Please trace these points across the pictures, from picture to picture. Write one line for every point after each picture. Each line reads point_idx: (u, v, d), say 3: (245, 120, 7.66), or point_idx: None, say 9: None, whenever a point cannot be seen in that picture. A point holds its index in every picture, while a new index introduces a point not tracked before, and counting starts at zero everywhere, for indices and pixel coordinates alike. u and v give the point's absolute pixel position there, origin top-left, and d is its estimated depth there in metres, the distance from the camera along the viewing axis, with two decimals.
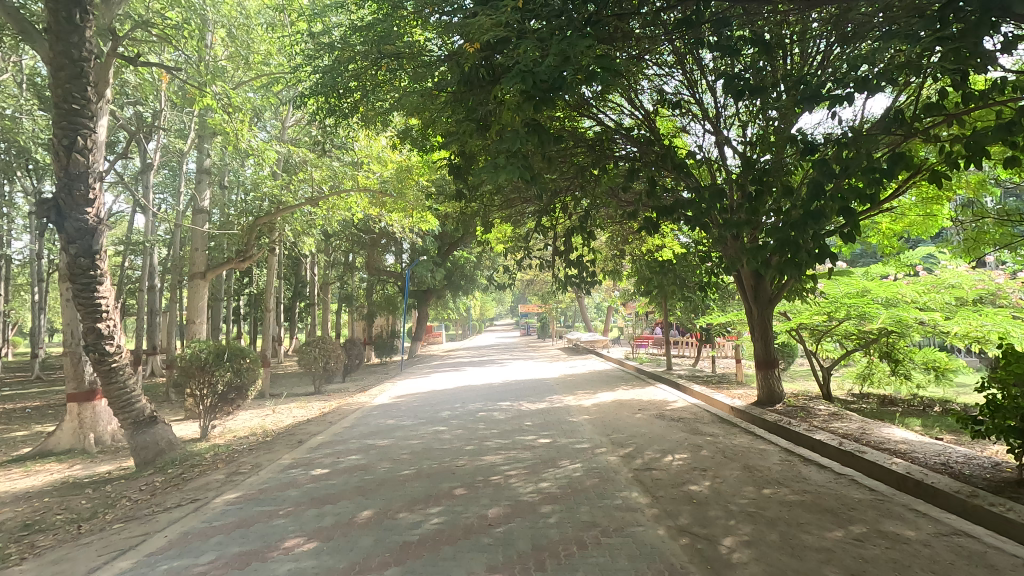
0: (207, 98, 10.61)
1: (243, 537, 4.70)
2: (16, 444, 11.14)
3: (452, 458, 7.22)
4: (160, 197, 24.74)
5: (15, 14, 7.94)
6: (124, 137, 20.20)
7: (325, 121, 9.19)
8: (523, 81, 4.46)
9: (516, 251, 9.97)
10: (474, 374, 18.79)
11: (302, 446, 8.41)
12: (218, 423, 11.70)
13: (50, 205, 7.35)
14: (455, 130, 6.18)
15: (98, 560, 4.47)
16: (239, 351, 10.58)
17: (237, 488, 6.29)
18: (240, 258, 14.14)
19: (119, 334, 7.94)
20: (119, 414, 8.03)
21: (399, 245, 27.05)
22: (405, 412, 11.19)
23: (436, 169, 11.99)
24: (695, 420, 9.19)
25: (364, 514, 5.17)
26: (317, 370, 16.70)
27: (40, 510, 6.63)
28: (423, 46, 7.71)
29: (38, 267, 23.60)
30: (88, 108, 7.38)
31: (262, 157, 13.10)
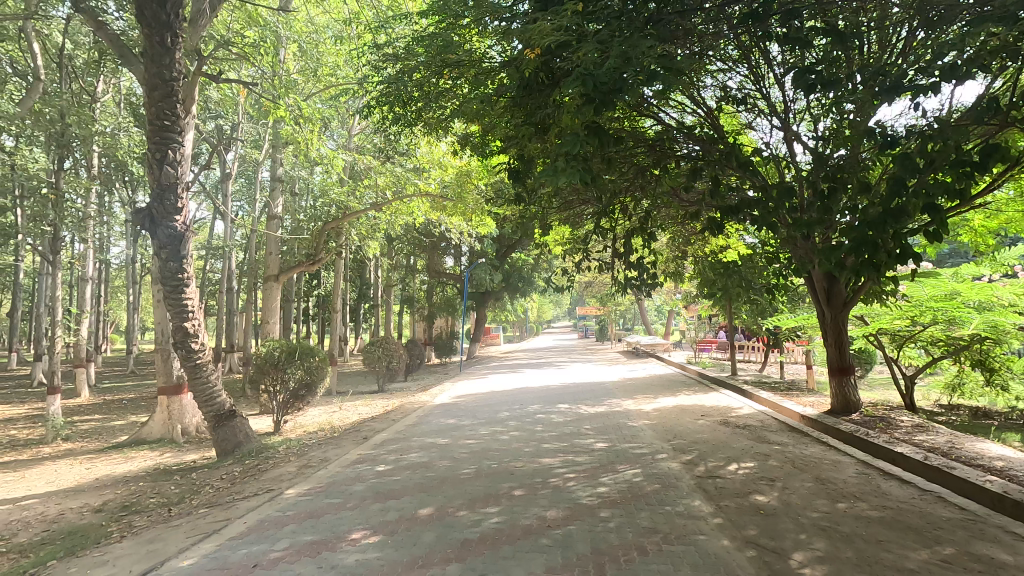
0: (281, 110, 11.21)
1: (314, 528, 4.95)
2: (114, 433, 12.21)
3: (510, 459, 7.29)
4: (238, 204, 26.41)
5: (115, 40, 8.69)
6: (207, 150, 21.71)
7: (389, 128, 9.50)
8: (583, 84, 4.46)
9: (575, 253, 9.89)
10: (531, 375, 18.82)
11: (367, 443, 8.74)
12: (290, 417, 12.35)
13: (145, 214, 8.04)
14: (514, 133, 6.23)
15: (186, 541, 4.84)
16: (309, 350, 11.09)
17: (308, 480, 6.63)
18: (310, 262, 14.86)
19: (203, 334, 8.52)
20: (203, 407, 8.64)
21: (458, 247, 27.55)
22: (464, 411, 11.39)
23: (495, 173, 12.15)
24: (762, 428, 8.83)
25: (426, 510, 5.32)
26: (381, 370, 17.28)
27: (136, 493, 7.25)
28: (483, 52, 7.83)
29: (133, 271, 25.74)
30: (177, 124, 8.00)
31: (330, 165, 13.73)
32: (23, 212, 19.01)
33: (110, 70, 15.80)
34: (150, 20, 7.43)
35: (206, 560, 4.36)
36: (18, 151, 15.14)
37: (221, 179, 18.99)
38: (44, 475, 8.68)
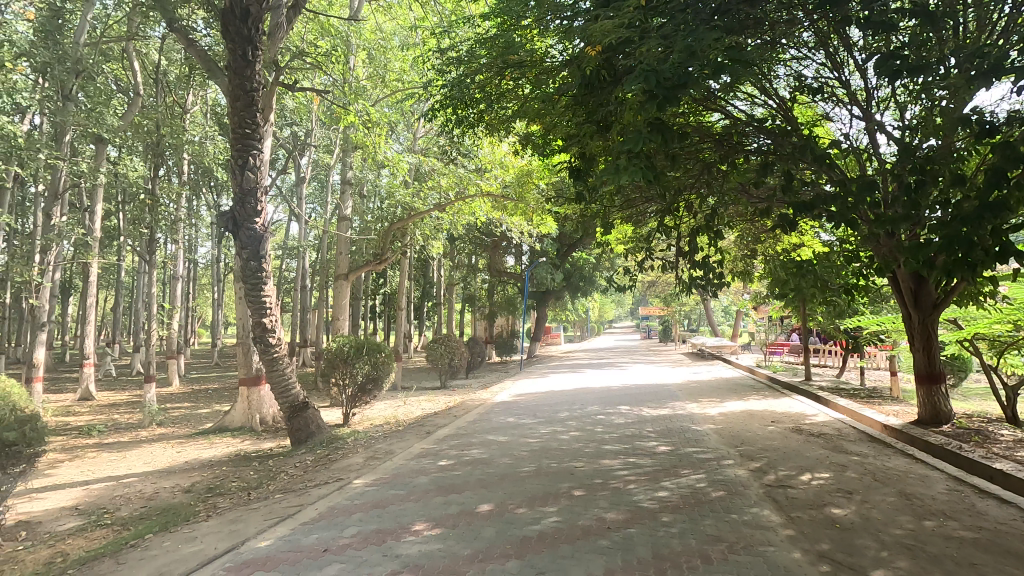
0: (350, 115, 11.68)
1: (379, 517, 5.15)
2: (201, 420, 13.18)
3: (570, 459, 7.27)
4: (311, 206, 27.76)
5: (203, 55, 9.35)
6: (283, 156, 22.95)
7: (452, 129, 9.69)
8: (647, 81, 4.40)
9: (637, 252, 9.70)
10: (592, 376, 18.65)
11: (429, 437, 8.97)
12: (358, 411, 12.87)
13: (228, 216, 8.62)
14: (576, 132, 6.19)
15: (264, 524, 5.16)
16: (376, 347, 11.49)
17: (375, 471, 6.90)
18: (377, 261, 15.41)
19: (280, 329, 9.01)
20: (279, 398, 9.15)
21: (519, 247, 27.64)
22: (524, 410, 11.45)
23: (557, 173, 12.11)
24: (839, 437, 8.32)
25: (486, 506, 5.40)
26: (444, 366, 17.67)
27: (220, 477, 7.81)
28: (544, 51, 7.83)
29: (218, 270, 27.63)
30: (257, 132, 8.51)
31: (396, 167, 14.14)
32: (125, 216, 20.88)
33: (199, 84, 17.06)
34: (234, 35, 7.96)
35: (281, 543, 4.64)
36: (121, 161, 16.65)
37: (296, 183, 20.04)
38: (142, 457, 9.51)
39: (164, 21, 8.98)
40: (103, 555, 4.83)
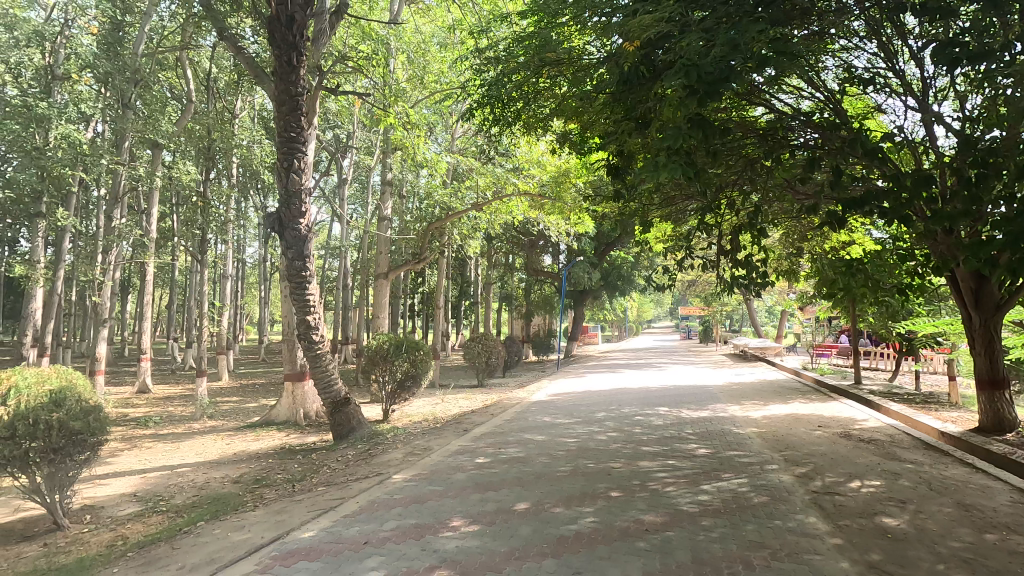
0: (391, 117, 11.91)
1: (418, 512, 5.23)
2: (249, 413, 13.69)
3: (607, 459, 7.21)
4: (353, 207, 28.42)
5: (252, 62, 9.70)
6: (326, 158, 23.57)
7: (489, 129, 9.75)
8: (687, 76, 4.33)
9: (677, 250, 9.52)
10: (631, 376, 18.43)
11: (467, 435, 9.06)
12: (397, 407, 13.12)
13: (275, 218, 8.90)
14: (614, 130, 6.13)
15: (308, 515, 5.31)
16: (415, 344, 11.67)
17: (414, 467, 7.02)
18: (416, 260, 15.65)
19: (323, 326, 9.26)
20: (322, 394, 9.40)
21: (556, 246, 27.53)
22: (561, 409, 11.42)
23: (594, 171, 12.01)
24: (891, 443, 7.96)
25: (522, 504, 5.41)
26: (481, 365, 17.80)
27: (266, 469, 8.10)
28: (582, 48, 7.79)
29: (265, 269, 28.60)
30: (302, 135, 8.78)
31: (435, 167, 14.31)
32: (179, 218, 21.89)
33: (247, 89, 17.72)
34: (280, 42, 8.24)
35: (323, 534, 4.78)
36: (175, 165, 17.45)
37: (338, 184, 20.56)
38: (194, 448, 9.97)
39: (215, 30, 9.37)
40: (158, 540, 5.08)
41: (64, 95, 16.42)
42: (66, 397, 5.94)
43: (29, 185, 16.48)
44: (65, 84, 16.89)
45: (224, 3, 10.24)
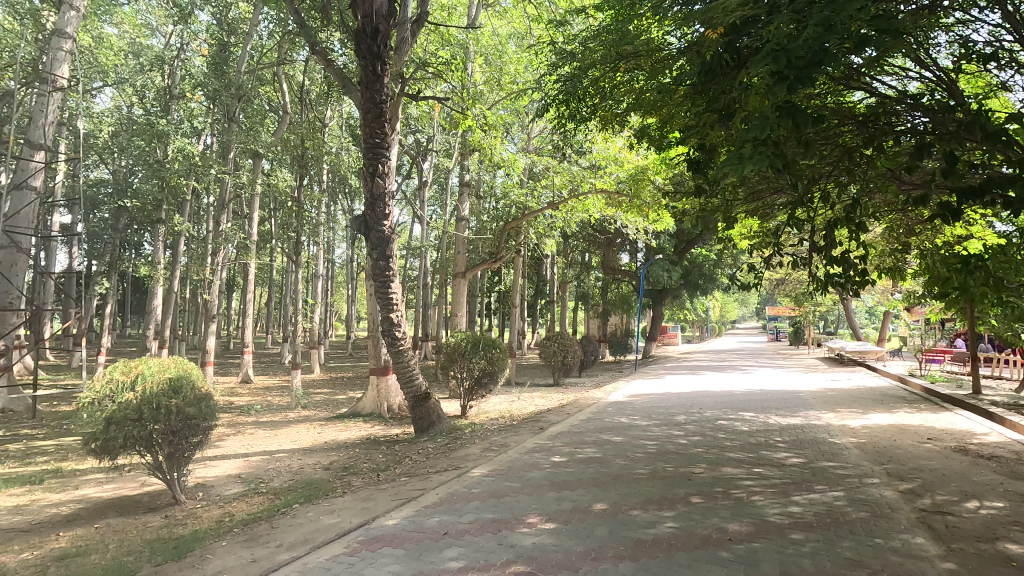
0: (468, 120, 12.18)
1: (495, 507, 5.33)
2: (338, 405, 14.53)
3: (688, 464, 6.98)
4: (432, 208, 29.36)
5: (340, 73, 10.25)
6: (407, 162, 24.50)
7: (565, 127, 9.72)
8: (774, 61, 4.11)
9: (764, 247, 9.03)
10: (714, 379, 17.68)
11: (543, 433, 9.11)
12: (475, 403, 13.42)
13: (361, 220, 9.38)
14: (694, 123, 5.90)
15: (391, 504, 5.56)
16: (492, 342, 11.86)
17: (491, 462, 7.15)
18: (493, 260, 15.87)
19: (405, 324, 9.62)
20: (404, 389, 9.80)
21: (634, 244, 26.98)
22: (640, 411, 11.18)
23: (673, 166, 11.64)
24: (1017, 462, 7.09)
25: (599, 505, 5.36)
26: (557, 364, 17.78)
27: (353, 458, 8.57)
28: (662, 40, 7.58)
29: (352, 269, 30.18)
30: (385, 141, 9.16)
31: (511, 167, 14.47)
32: (276, 221, 23.61)
33: (336, 99, 18.80)
34: (365, 52, 8.62)
35: (406, 522, 4.99)
36: (273, 173, 18.83)
37: (418, 187, 21.30)
38: (290, 435, 10.73)
39: (308, 45, 9.99)
40: (260, 519, 5.52)
41: (180, 112, 18.20)
42: (183, 384, 6.62)
43: (152, 194, 18.41)
44: (181, 102, 18.72)
45: (315, 19, 10.91)
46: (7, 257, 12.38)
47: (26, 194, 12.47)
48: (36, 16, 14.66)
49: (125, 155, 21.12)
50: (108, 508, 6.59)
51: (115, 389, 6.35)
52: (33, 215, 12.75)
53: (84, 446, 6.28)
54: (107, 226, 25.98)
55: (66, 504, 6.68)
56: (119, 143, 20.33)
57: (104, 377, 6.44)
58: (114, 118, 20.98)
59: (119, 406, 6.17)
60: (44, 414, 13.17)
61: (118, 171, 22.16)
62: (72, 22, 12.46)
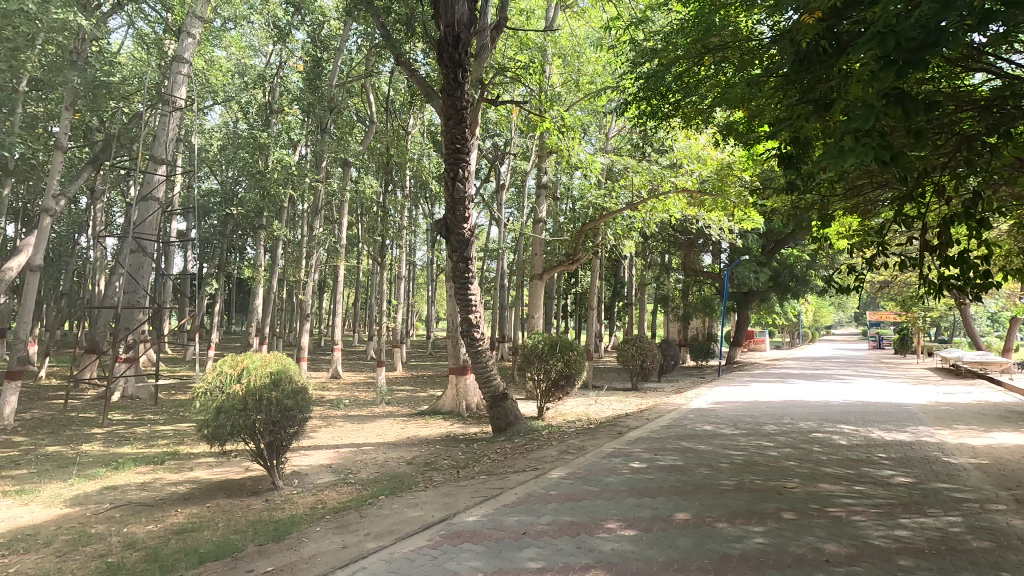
0: (546, 122, 12.18)
1: (573, 510, 5.30)
2: (419, 402, 15.04)
3: (778, 477, 6.58)
4: (510, 211, 29.71)
5: (423, 83, 10.61)
6: (486, 165, 24.91)
7: (646, 124, 9.49)
8: (881, 45, 3.81)
9: (865, 247, 8.35)
10: (806, 388, 16.55)
11: (622, 438, 8.94)
12: (551, 405, 13.41)
13: (442, 223, 9.66)
14: (786, 116, 5.57)
15: (471, 500, 5.69)
16: (569, 344, 11.81)
17: (569, 465, 7.12)
18: (570, 261, 15.75)
19: (484, 325, 9.78)
20: (483, 388, 9.97)
21: (717, 245, 25.92)
22: (725, 420, 10.69)
23: (762, 162, 11.04)
24: None
25: (682, 515, 5.18)
26: (635, 368, 17.37)
27: (434, 454, 8.84)
28: (751, 30, 7.22)
29: (432, 271, 31.12)
30: (466, 146, 9.36)
31: (589, 168, 14.33)
32: (363, 226, 24.83)
33: (418, 107, 19.46)
34: (447, 61, 8.86)
35: (485, 519, 5.08)
36: (360, 179, 19.83)
37: (496, 190, 21.56)
38: (375, 430, 11.24)
39: (393, 56, 10.43)
40: (349, 508, 5.84)
41: (278, 125, 19.61)
42: (282, 378, 7.14)
43: (254, 202, 19.96)
44: (280, 117, 20.18)
45: (400, 31, 11.36)
46: (136, 261, 13.90)
47: (151, 203, 13.91)
48: (160, 44, 16.36)
49: (232, 167, 23.06)
50: (218, 489, 7.23)
51: (225, 381, 6.95)
52: (156, 223, 14.21)
53: (198, 432, 6.92)
54: (216, 232, 28.50)
55: (183, 484, 7.40)
56: (227, 156, 22.22)
57: (215, 370, 7.05)
58: (223, 133, 22.99)
59: (228, 396, 6.78)
60: (164, 401, 14.65)
61: (225, 181, 24.22)
62: (189, 47, 13.74)
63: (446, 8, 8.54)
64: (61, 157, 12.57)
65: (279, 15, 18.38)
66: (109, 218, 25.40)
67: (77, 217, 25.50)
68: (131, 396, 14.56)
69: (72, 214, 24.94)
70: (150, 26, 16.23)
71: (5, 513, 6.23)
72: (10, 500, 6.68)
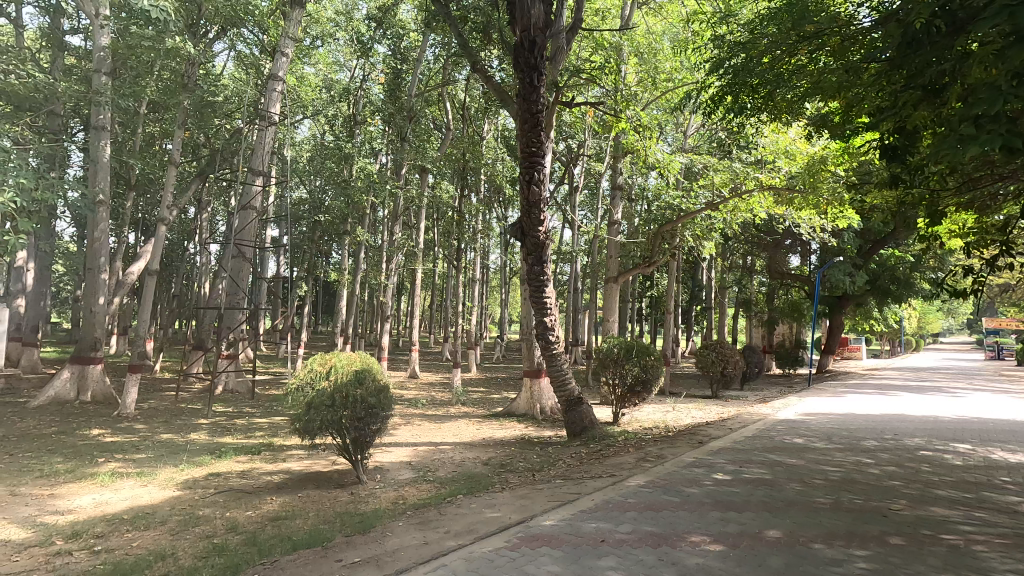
0: (622, 122, 11.98)
1: (654, 520, 5.13)
2: (493, 404, 15.18)
3: (881, 498, 6.04)
4: (583, 213, 29.48)
5: (499, 88, 10.73)
6: (560, 168, 24.85)
7: (729, 119, 9.08)
8: (1012, 17, 3.39)
9: (985, 247, 7.48)
10: (911, 401, 15.12)
11: (703, 448, 8.56)
12: (627, 411, 13.11)
13: (518, 227, 9.69)
14: (889, 105, 5.12)
15: (549, 504, 5.66)
16: (646, 348, 11.44)
17: (648, 473, 6.92)
18: (647, 264, 15.34)
19: (558, 328, 9.71)
20: (558, 392, 9.92)
21: (807, 245, 24.32)
22: (817, 433, 9.99)
23: (860, 155, 10.21)
24: None
25: (773, 532, 4.88)
26: (716, 374, 16.62)
27: (509, 456, 8.89)
28: (850, 14, 6.70)
29: (505, 274, 31.40)
30: (540, 149, 9.34)
31: (666, 168, 13.90)
32: (439, 230, 25.47)
33: (493, 113, 19.77)
34: (523, 65, 8.91)
35: (563, 525, 5.03)
36: (437, 185, 20.41)
37: (569, 193, 21.41)
38: (452, 430, 11.47)
39: (470, 64, 10.63)
40: (429, 505, 5.98)
41: (361, 136, 20.58)
42: (365, 376, 7.42)
43: (340, 209, 21.03)
44: (363, 127, 21.17)
45: (476, 38, 11.57)
46: (236, 266, 15.06)
47: (249, 212, 14.99)
48: (258, 65, 17.64)
49: (319, 177, 24.44)
50: (308, 480, 7.66)
51: (315, 378, 7.29)
52: (254, 230, 15.32)
53: (290, 425, 7.32)
54: (305, 238, 30.33)
55: (276, 474, 7.91)
56: (315, 166, 23.61)
57: (306, 367, 7.43)
58: (311, 144, 24.46)
59: (317, 393, 7.14)
60: (260, 396, 15.75)
61: (313, 190, 25.71)
62: (283, 66, 14.72)
63: (522, 12, 8.60)
64: (174, 171, 13.79)
65: (362, 31, 19.35)
66: (213, 227, 27.71)
67: (187, 227, 28.01)
68: (232, 390, 15.79)
69: (183, 224, 27.45)
70: (249, 48, 17.55)
71: (128, 493, 6.92)
72: (132, 481, 7.43)
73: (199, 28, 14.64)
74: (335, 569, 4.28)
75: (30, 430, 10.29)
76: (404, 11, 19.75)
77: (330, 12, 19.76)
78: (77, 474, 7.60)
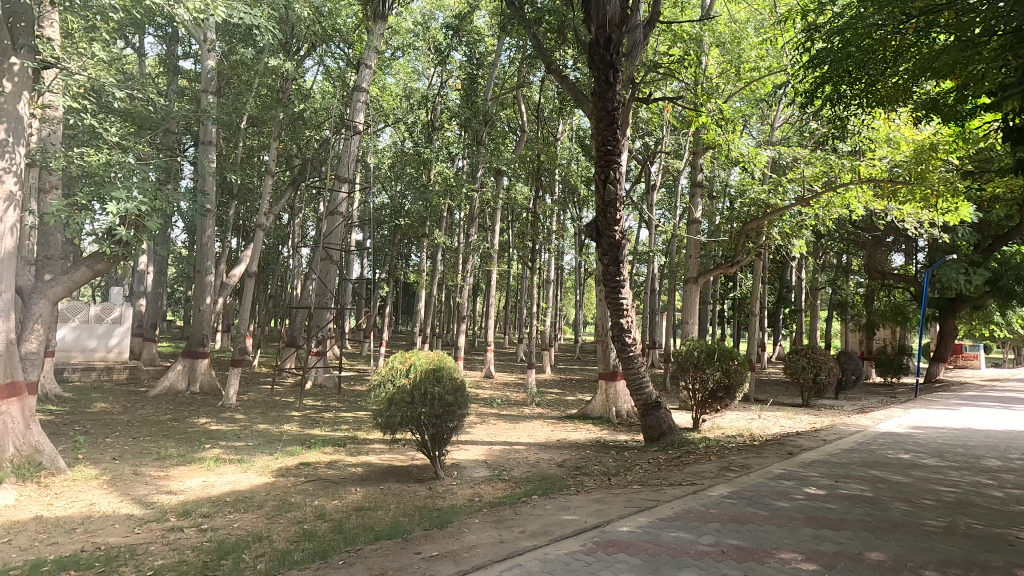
0: (703, 116, 11.51)
1: (739, 533, 4.87)
2: (569, 406, 15.02)
3: (1007, 524, 5.36)
4: (661, 213, 28.68)
5: (574, 88, 10.61)
6: (636, 166, 24.28)
7: (823, 108, 8.48)
8: None
9: None
10: None
11: (793, 459, 8.02)
12: (709, 418, 12.56)
13: (593, 226, 9.53)
14: (1014, 80, 4.62)
15: (626, 510, 5.53)
16: (728, 352, 10.87)
17: (732, 483, 6.58)
18: (730, 263, 14.61)
19: (635, 330, 9.45)
20: (635, 395, 9.65)
21: (913, 242, 22.23)
22: (926, 449, 9.06)
23: (978, 141, 9.15)
24: None
25: (874, 555, 4.47)
26: (807, 381, 15.52)
27: (584, 459, 8.77)
28: None
29: (581, 275, 31.01)
30: (616, 147, 9.11)
31: (751, 163, 13.20)
32: (514, 232, 25.59)
33: (568, 113, 19.65)
34: (599, 63, 8.76)
35: (640, 532, 4.89)
36: (512, 187, 20.60)
37: (646, 191, 20.84)
38: (528, 430, 11.50)
39: (545, 66, 10.62)
40: (505, 504, 6.04)
41: (439, 141, 21.15)
42: (443, 375, 7.59)
43: (418, 212, 21.68)
44: (441, 133, 21.81)
45: (550, 40, 11.56)
46: (325, 268, 15.96)
47: (336, 217, 15.82)
48: (344, 77, 18.59)
49: (399, 182, 25.32)
50: (389, 473, 7.99)
51: (395, 374, 7.57)
52: (341, 234, 16.14)
53: (372, 420, 7.64)
54: (387, 241, 31.63)
55: (359, 465, 8.29)
56: (396, 171, 24.55)
57: (388, 364, 7.70)
58: (392, 151, 25.44)
59: (398, 389, 7.43)
60: (346, 391, 16.55)
61: (394, 196, 26.70)
62: (367, 77, 15.43)
63: (597, 9, 8.47)
64: (270, 181, 14.69)
65: (441, 39, 19.97)
66: (304, 232, 29.47)
67: (282, 232, 30.06)
68: (320, 384, 16.73)
69: (277, 229, 29.45)
70: (336, 62, 18.52)
71: (230, 477, 7.52)
72: (233, 467, 8.05)
73: (293, 48, 15.57)
74: (413, 561, 4.40)
75: (149, 417, 11.44)
76: (480, 17, 20.13)
77: (410, 23, 20.65)
78: (186, 458, 8.36)
